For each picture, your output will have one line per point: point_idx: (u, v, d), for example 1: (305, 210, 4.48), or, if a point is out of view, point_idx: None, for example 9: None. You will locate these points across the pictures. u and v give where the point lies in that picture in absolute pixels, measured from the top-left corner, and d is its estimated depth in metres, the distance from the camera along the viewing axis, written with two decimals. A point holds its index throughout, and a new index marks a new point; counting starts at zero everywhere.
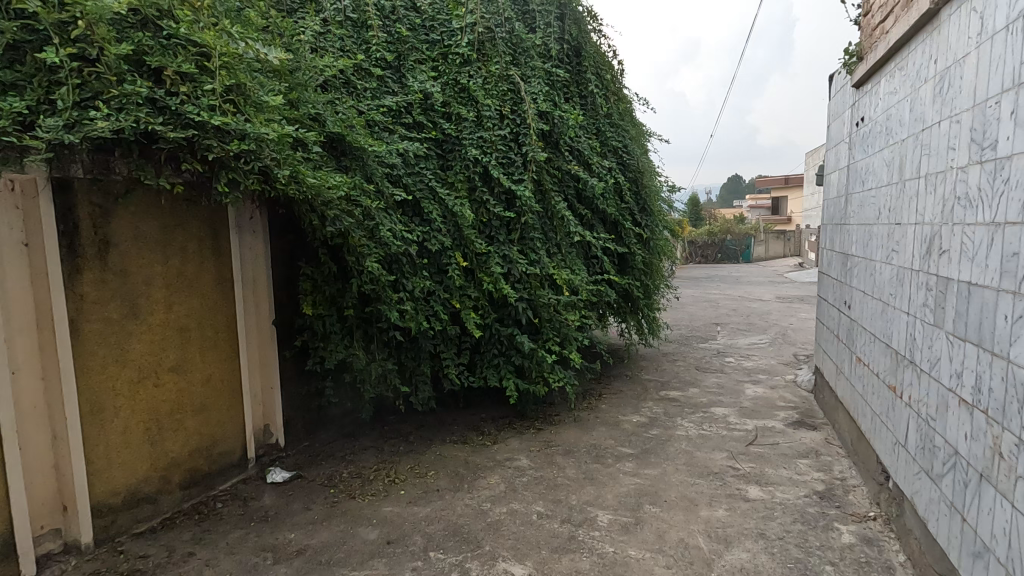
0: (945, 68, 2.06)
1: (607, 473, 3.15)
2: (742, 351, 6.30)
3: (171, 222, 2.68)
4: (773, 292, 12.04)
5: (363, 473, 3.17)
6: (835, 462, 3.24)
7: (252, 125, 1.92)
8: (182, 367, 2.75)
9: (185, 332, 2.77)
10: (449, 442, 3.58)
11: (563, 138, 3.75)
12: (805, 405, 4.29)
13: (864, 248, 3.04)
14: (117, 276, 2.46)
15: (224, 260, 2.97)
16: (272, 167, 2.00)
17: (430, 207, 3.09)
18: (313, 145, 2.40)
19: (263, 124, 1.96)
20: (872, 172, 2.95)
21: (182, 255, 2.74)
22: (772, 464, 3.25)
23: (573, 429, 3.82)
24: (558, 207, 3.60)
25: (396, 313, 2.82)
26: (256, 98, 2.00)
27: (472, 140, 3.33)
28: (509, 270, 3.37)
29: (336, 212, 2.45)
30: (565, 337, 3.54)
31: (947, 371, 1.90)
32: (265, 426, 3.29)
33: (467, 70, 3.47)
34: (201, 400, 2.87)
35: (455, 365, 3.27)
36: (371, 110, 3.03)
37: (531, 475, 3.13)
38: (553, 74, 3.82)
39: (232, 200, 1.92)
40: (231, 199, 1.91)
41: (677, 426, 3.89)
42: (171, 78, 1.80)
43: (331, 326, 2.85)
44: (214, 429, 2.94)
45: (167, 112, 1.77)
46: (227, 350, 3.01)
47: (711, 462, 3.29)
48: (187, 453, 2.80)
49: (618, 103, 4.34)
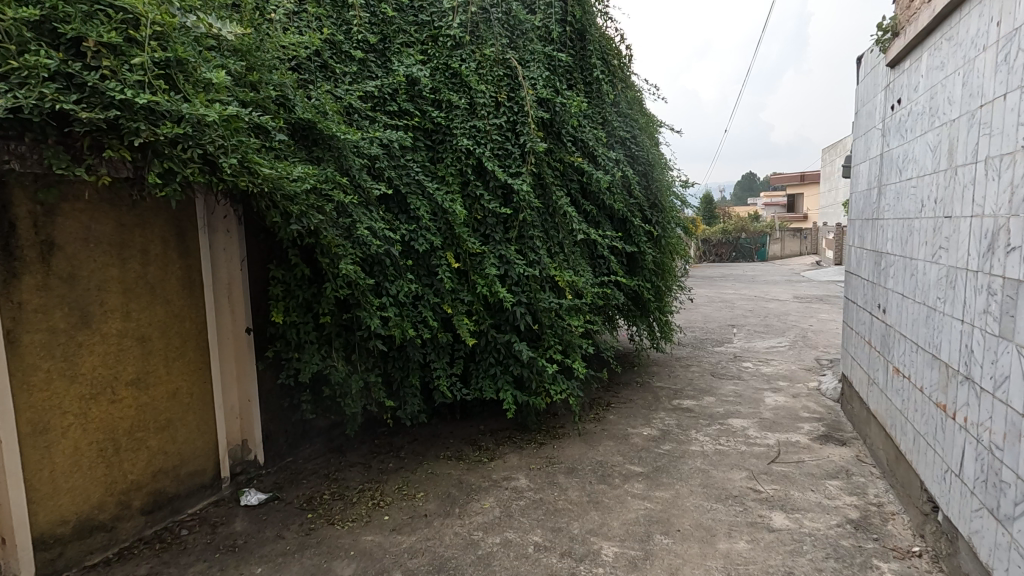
0: (1011, 31, 1.74)
1: (613, 496, 2.85)
2: (760, 355, 5.93)
3: (128, 220, 2.43)
4: (791, 292, 11.62)
5: (346, 495, 2.90)
6: (868, 484, 2.91)
7: (191, 106, 1.68)
8: (143, 380, 2.51)
9: (147, 342, 2.52)
10: (443, 458, 3.30)
11: (565, 127, 3.45)
12: (831, 417, 3.95)
13: (902, 246, 2.71)
14: (64, 281, 2.21)
15: (193, 263, 2.72)
16: (216, 154, 1.73)
17: (417, 204, 2.81)
18: (277, 132, 2.14)
19: (204, 104, 1.71)
20: (913, 159, 2.62)
21: (142, 257, 2.49)
22: (798, 486, 2.92)
23: (578, 443, 3.52)
24: (560, 202, 3.31)
25: (377, 320, 2.54)
26: (198, 78, 1.77)
27: (464, 130, 3.04)
28: (506, 272, 3.08)
29: (304, 209, 2.16)
30: (568, 345, 3.25)
31: (1020, 393, 1.59)
32: (242, 442, 3.03)
33: (459, 54, 3.19)
34: (166, 416, 2.61)
35: (447, 376, 2.99)
36: (349, 94, 2.73)
37: (529, 499, 2.83)
38: (554, 58, 3.53)
39: (168, 193, 1.64)
40: (166, 192, 1.64)
41: (691, 441, 3.56)
42: (91, 49, 1.55)
43: (306, 335, 2.57)
44: (182, 447, 2.70)
45: (86, 90, 1.52)
46: (196, 360, 2.76)
47: (729, 484, 2.96)
48: (149, 475, 2.55)
49: (626, 91, 4.03)
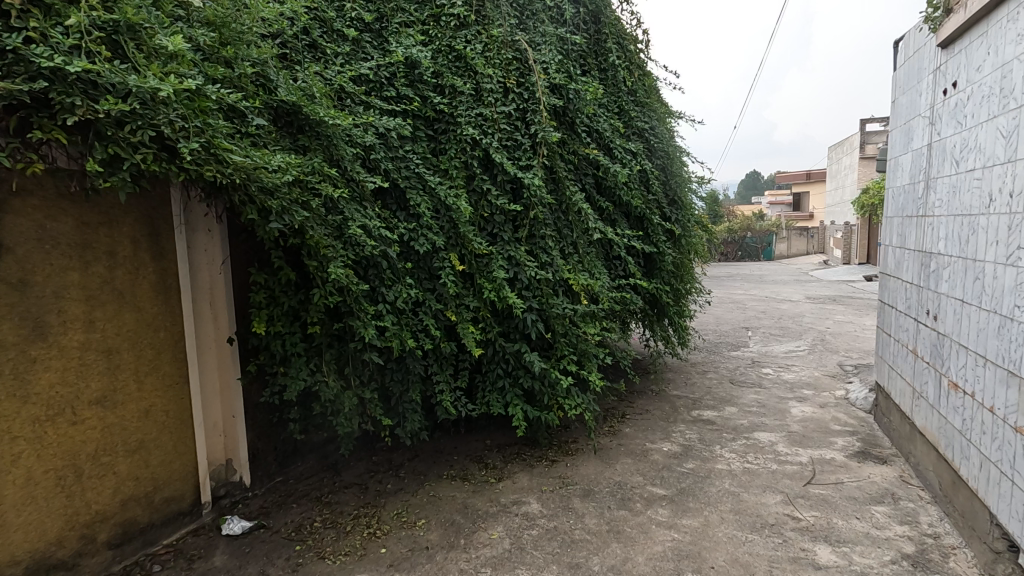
0: None
1: (636, 525, 2.56)
2: (779, 361, 5.63)
3: (90, 219, 2.16)
4: (801, 292, 11.34)
5: (340, 522, 2.61)
6: (920, 510, 2.61)
7: (138, 77, 1.44)
8: (110, 397, 2.24)
9: (114, 355, 2.25)
10: (447, 479, 3.02)
11: (579, 116, 3.15)
12: (865, 430, 3.65)
13: (962, 245, 2.42)
14: (15, 288, 1.93)
15: (168, 266, 2.45)
16: (170, 136, 1.47)
17: (417, 199, 2.52)
18: (254, 116, 1.87)
19: (158, 77, 1.46)
20: (975, 150, 2.33)
21: (108, 259, 2.22)
22: (841, 512, 2.63)
23: (594, 461, 3.23)
24: (574, 197, 3.02)
25: (372, 330, 2.26)
26: (151, 46, 1.53)
27: (469, 118, 2.75)
28: (516, 275, 2.80)
29: (286, 204, 1.87)
30: (583, 354, 2.96)
31: None
32: (226, 462, 2.76)
33: (464, 35, 2.90)
34: (138, 436, 2.34)
35: (451, 391, 2.71)
36: (339, 76, 2.44)
37: (543, 528, 2.55)
38: (567, 40, 3.24)
39: (107, 180, 1.37)
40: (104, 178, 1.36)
41: (717, 458, 3.27)
42: (16, 7, 1.31)
43: (293, 347, 2.29)
44: (156, 471, 2.42)
45: (7, 56, 1.27)
46: (173, 374, 2.48)
47: (764, 510, 2.66)
48: (117, 503, 2.27)
49: (643, 79, 3.73)
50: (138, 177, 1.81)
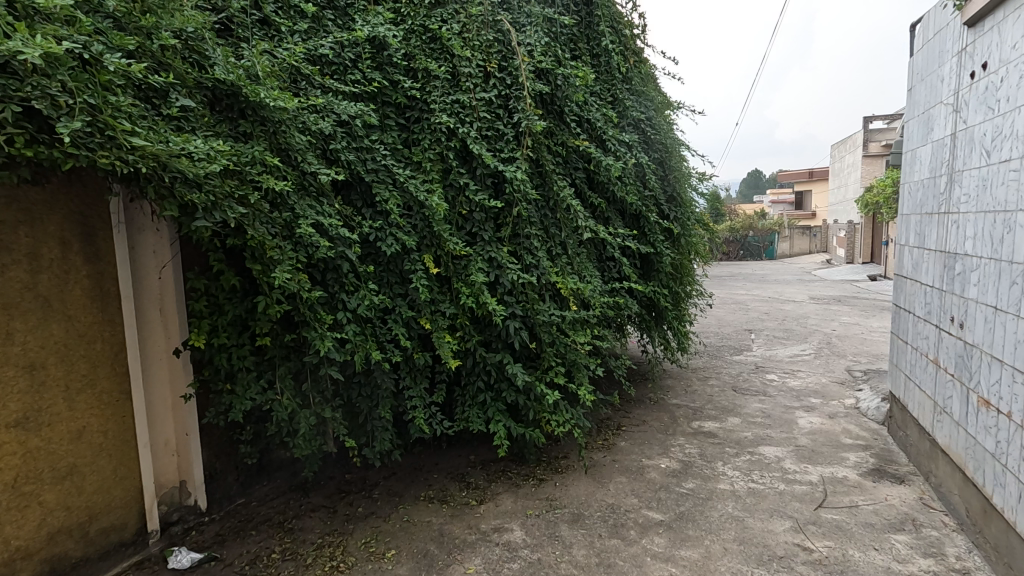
0: None
1: (629, 557, 2.29)
2: (784, 366, 5.36)
3: (7, 216, 1.88)
4: (804, 292, 11.06)
5: (300, 554, 2.35)
6: (945, 539, 2.34)
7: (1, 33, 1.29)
8: (35, 419, 1.97)
9: (38, 371, 1.98)
10: (424, 501, 2.76)
11: (569, 104, 2.89)
12: (879, 445, 3.38)
13: (996, 243, 2.15)
14: None
15: (105, 270, 2.19)
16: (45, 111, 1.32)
17: (385, 195, 2.26)
18: (178, 96, 1.73)
19: (26, 38, 1.31)
20: (1011, 137, 2.06)
21: (30, 263, 1.95)
22: (857, 542, 2.36)
23: (585, 480, 2.97)
24: (563, 193, 2.74)
25: (329, 343, 2.01)
26: (26, 4, 1.38)
27: (444, 104, 2.49)
28: (497, 278, 2.53)
29: (217, 198, 1.67)
30: (572, 366, 2.68)
31: None
32: (179, 484, 2.51)
33: (439, 14, 2.65)
34: (70, 460, 2.08)
35: (425, 407, 2.45)
36: (293, 54, 2.20)
37: (525, 560, 2.29)
38: (556, 21, 2.99)
39: None
40: None
41: (718, 476, 3.01)
42: None
43: (240, 361, 2.06)
44: (92, 499, 2.15)
45: None
46: (112, 390, 2.22)
47: (772, 539, 2.39)
48: (44, 537, 2.00)
49: (640, 65, 3.48)
50: (14, 158, 1.51)
